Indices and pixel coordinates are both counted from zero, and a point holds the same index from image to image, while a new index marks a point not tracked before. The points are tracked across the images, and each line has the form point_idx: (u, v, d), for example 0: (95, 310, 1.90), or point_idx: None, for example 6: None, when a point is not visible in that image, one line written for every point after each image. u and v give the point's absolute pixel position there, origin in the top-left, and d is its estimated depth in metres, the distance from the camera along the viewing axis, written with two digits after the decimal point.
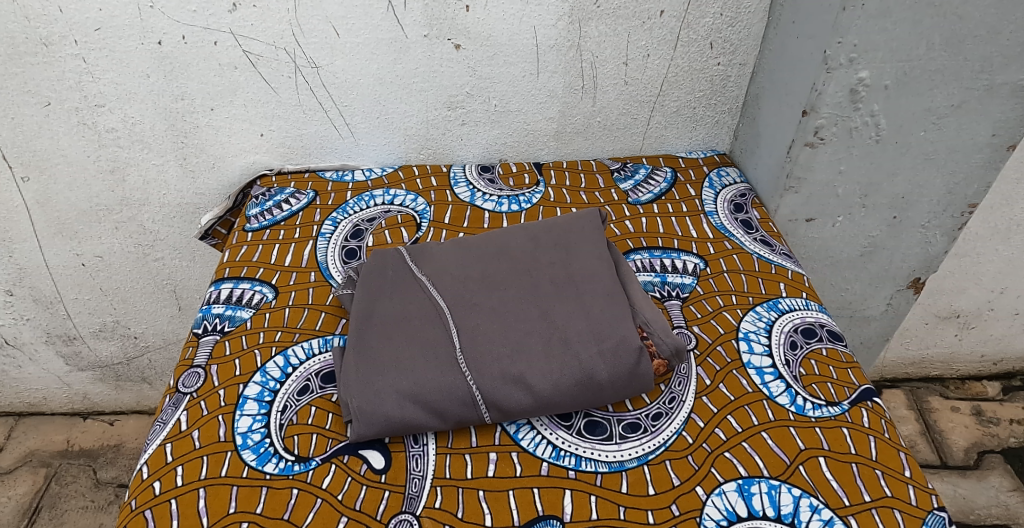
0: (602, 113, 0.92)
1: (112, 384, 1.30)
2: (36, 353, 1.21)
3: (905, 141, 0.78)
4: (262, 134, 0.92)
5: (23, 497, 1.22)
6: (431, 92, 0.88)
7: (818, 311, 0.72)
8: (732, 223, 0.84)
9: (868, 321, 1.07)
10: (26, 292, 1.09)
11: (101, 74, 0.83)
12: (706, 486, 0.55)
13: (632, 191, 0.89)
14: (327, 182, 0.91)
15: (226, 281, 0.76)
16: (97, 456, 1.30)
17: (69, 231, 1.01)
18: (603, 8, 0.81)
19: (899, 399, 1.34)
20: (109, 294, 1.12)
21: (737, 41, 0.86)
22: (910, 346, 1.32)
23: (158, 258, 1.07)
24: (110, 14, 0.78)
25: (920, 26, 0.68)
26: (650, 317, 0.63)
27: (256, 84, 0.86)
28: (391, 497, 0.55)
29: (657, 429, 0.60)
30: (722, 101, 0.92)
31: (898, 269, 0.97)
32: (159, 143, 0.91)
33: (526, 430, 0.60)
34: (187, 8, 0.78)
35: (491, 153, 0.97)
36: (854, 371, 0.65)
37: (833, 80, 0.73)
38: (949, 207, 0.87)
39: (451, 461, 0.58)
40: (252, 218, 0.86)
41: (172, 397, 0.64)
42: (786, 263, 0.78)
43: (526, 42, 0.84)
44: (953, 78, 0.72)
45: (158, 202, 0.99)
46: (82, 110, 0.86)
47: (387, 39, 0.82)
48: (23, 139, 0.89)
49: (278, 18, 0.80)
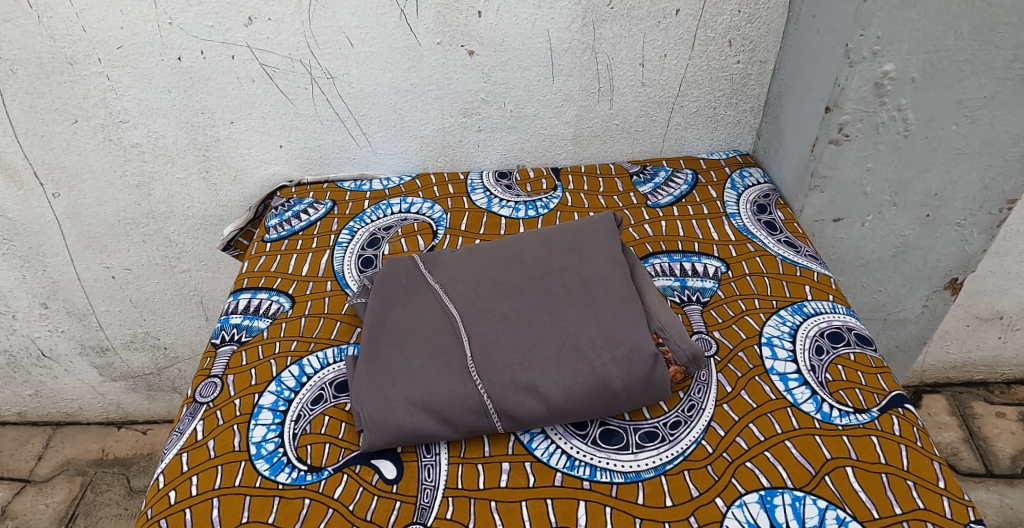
0: (620, 116, 0.91)
1: (145, 394, 1.33)
2: (71, 365, 1.25)
3: (935, 136, 0.75)
4: (281, 145, 0.93)
5: (60, 505, 1.26)
6: (446, 99, 0.88)
7: (846, 314, 0.69)
8: (755, 225, 0.82)
9: (903, 324, 1.02)
10: (60, 305, 1.12)
11: (125, 91, 0.85)
12: (726, 498, 0.53)
13: (652, 194, 0.88)
14: (345, 192, 0.92)
15: (244, 291, 0.77)
16: (131, 464, 1.33)
17: (98, 244, 1.04)
18: (618, 9, 0.80)
19: (940, 404, 1.28)
20: (139, 306, 1.14)
21: (757, 38, 0.84)
22: (951, 350, 1.26)
23: (184, 270, 1.09)
24: (131, 32, 0.80)
25: (946, 15, 0.65)
26: (667, 322, 0.61)
27: (273, 96, 0.87)
28: (403, 507, 0.54)
29: (676, 438, 0.58)
30: (744, 100, 0.90)
31: (933, 269, 0.92)
32: (182, 156, 0.93)
33: (540, 440, 0.59)
34: (204, 24, 0.79)
35: (509, 159, 0.96)
36: (883, 376, 0.62)
37: (856, 75, 0.71)
38: (985, 203, 0.83)
39: (464, 471, 0.57)
40: (271, 229, 0.87)
41: (189, 406, 0.64)
42: (812, 264, 0.75)
43: (540, 46, 0.83)
44: (984, 68, 0.69)
45: (183, 215, 1.01)
46: (108, 126, 0.89)
47: (400, 48, 0.83)
48: (52, 156, 0.91)
49: (293, 30, 0.80)
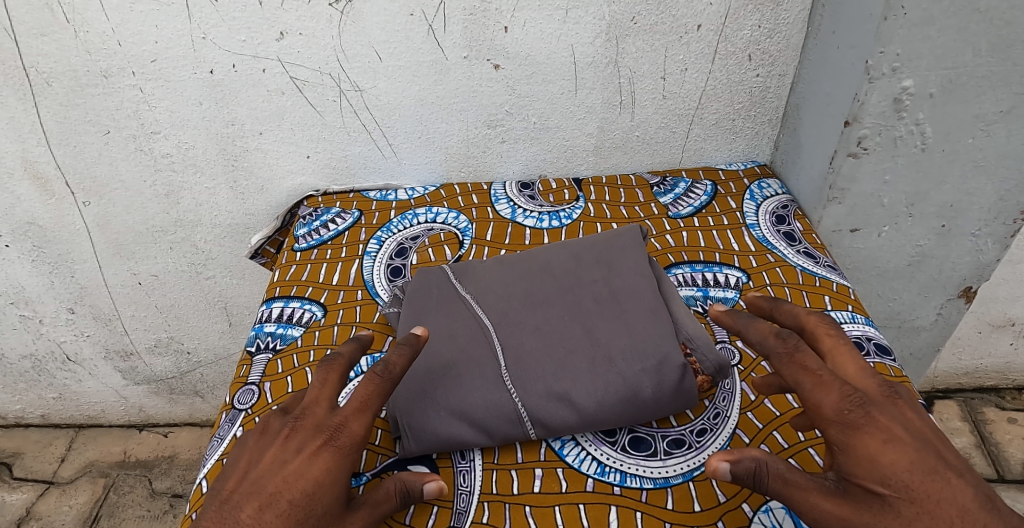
0: (641, 127, 0.93)
1: (166, 397, 1.35)
2: (95, 368, 1.27)
3: (952, 149, 0.77)
4: (308, 156, 0.95)
5: (83, 507, 1.29)
6: (471, 111, 0.90)
7: (865, 324, 0.71)
8: (774, 236, 0.83)
9: (917, 332, 1.04)
10: (87, 310, 1.15)
11: (157, 103, 0.88)
12: (753, 503, 0.55)
13: (672, 205, 0.89)
14: (371, 201, 0.94)
15: (277, 300, 0.79)
16: (153, 466, 1.36)
17: (126, 251, 1.06)
18: (641, 24, 0.82)
19: (952, 410, 1.30)
20: (164, 312, 1.16)
21: (776, 52, 0.85)
22: (963, 357, 1.27)
23: (210, 277, 1.11)
24: (165, 46, 0.82)
25: (965, 33, 0.67)
26: (694, 333, 0.63)
27: (302, 108, 0.89)
28: (440, 512, 0.56)
29: (702, 445, 0.60)
30: (762, 112, 0.92)
31: (948, 278, 0.94)
32: (211, 166, 0.95)
33: (571, 446, 0.61)
34: (237, 38, 0.82)
35: (531, 169, 0.98)
36: (903, 385, 0.64)
37: (876, 90, 0.72)
38: (1000, 214, 0.84)
39: (498, 477, 0.59)
40: (300, 238, 0.89)
41: (228, 413, 0.67)
42: (831, 275, 0.77)
43: (564, 61, 0.85)
44: (1001, 83, 0.70)
45: (210, 223, 1.03)
46: (140, 137, 0.91)
47: (427, 62, 0.85)
48: (85, 165, 0.94)
49: (323, 44, 0.83)
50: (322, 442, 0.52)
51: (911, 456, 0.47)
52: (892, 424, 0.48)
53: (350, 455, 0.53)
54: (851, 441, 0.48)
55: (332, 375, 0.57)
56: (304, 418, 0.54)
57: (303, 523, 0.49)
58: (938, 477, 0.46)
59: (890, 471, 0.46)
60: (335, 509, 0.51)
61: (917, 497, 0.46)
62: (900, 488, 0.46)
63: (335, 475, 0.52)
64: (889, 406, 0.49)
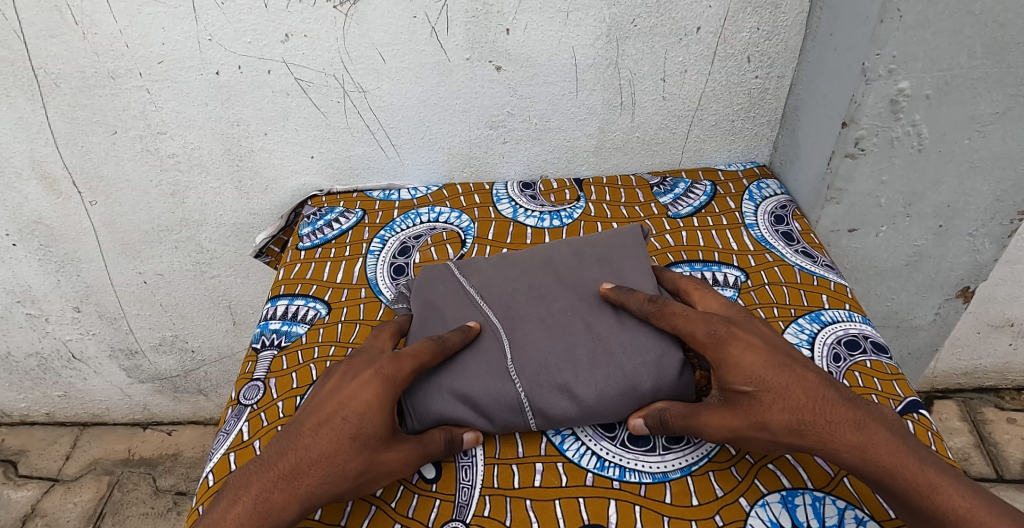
0: (641, 128, 0.94)
1: (171, 396, 1.36)
2: (100, 367, 1.28)
3: (949, 150, 0.77)
4: (312, 156, 0.96)
5: (88, 504, 1.30)
6: (473, 112, 0.91)
7: (862, 322, 0.72)
8: (772, 235, 0.84)
9: (915, 331, 1.05)
10: (92, 308, 1.16)
11: (164, 104, 0.89)
12: (749, 497, 0.56)
13: (672, 205, 0.90)
14: (374, 201, 0.95)
15: (281, 297, 0.80)
16: (157, 464, 1.37)
17: (132, 250, 1.07)
18: (641, 26, 0.83)
19: (951, 410, 1.31)
20: (169, 311, 1.18)
21: (775, 54, 0.86)
22: (962, 357, 1.28)
23: (214, 276, 1.12)
24: (172, 48, 0.83)
25: (960, 35, 0.68)
26: None
27: (307, 109, 0.90)
28: (442, 505, 0.57)
29: (700, 440, 0.61)
30: (761, 113, 0.93)
31: (945, 277, 0.95)
32: (216, 166, 0.96)
33: (571, 441, 0.62)
34: (243, 40, 0.83)
35: (533, 169, 0.99)
36: (899, 382, 0.65)
37: (873, 92, 0.73)
38: (997, 214, 0.85)
39: (499, 471, 0.60)
40: (304, 237, 0.90)
41: (234, 408, 0.68)
42: (828, 274, 0.78)
43: (565, 62, 0.86)
44: (997, 85, 0.71)
45: (215, 222, 1.04)
46: (146, 137, 0.92)
47: (431, 63, 0.86)
48: (91, 165, 0.95)
49: (328, 46, 0.84)
50: (372, 371, 0.58)
51: (764, 357, 0.56)
52: (751, 335, 0.58)
53: (397, 385, 0.58)
54: (720, 353, 0.57)
55: (384, 336, 0.65)
56: (356, 360, 0.61)
57: (355, 438, 0.55)
58: (786, 372, 0.56)
59: (752, 371, 0.56)
60: (382, 429, 0.56)
61: (771, 389, 0.55)
62: (760, 384, 0.55)
63: (383, 401, 0.57)
64: (747, 326, 0.60)
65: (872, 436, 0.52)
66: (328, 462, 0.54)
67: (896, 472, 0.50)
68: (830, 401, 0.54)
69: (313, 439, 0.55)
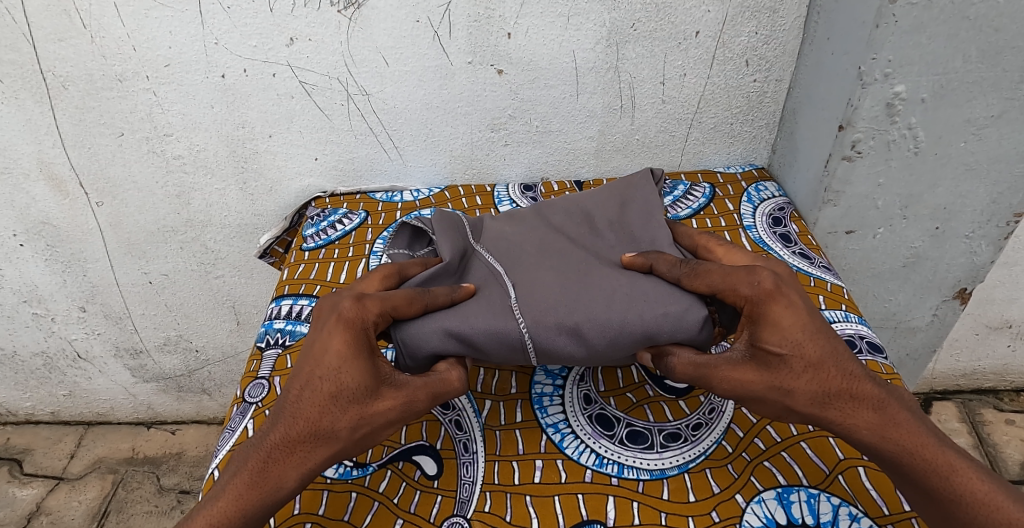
0: (641, 131, 0.95)
1: (175, 395, 1.37)
2: (105, 366, 1.29)
3: (945, 153, 0.78)
4: (316, 158, 0.97)
5: (92, 502, 1.32)
6: (475, 114, 0.92)
7: (858, 322, 0.73)
8: (770, 237, 0.85)
9: (913, 333, 1.05)
10: (98, 308, 1.17)
11: (170, 106, 0.90)
12: (745, 494, 0.57)
13: (671, 207, 0.91)
14: (377, 203, 0.97)
15: (286, 297, 0.81)
16: (160, 463, 1.39)
17: (138, 251, 1.08)
18: (640, 31, 0.84)
19: (950, 411, 1.32)
20: (174, 310, 1.19)
21: (773, 58, 0.87)
22: (961, 358, 1.29)
23: (218, 276, 1.13)
24: (178, 51, 0.85)
25: (955, 40, 0.69)
26: None
27: (311, 111, 0.91)
28: (444, 501, 0.58)
29: (697, 439, 0.62)
30: (759, 116, 0.94)
31: (943, 279, 0.96)
32: (221, 168, 0.98)
33: (570, 439, 0.62)
34: (248, 44, 0.84)
35: (534, 172, 1.00)
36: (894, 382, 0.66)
37: (869, 95, 0.75)
38: (993, 216, 0.86)
39: (499, 468, 0.61)
40: (308, 238, 0.91)
41: (239, 406, 0.69)
42: (825, 275, 0.79)
43: (565, 66, 0.87)
44: (992, 89, 0.72)
45: (220, 223, 1.05)
46: (152, 139, 0.94)
47: (433, 66, 0.87)
48: (98, 166, 0.96)
49: (332, 50, 0.85)
50: (336, 318, 0.57)
51: (804, 319, 0.55)
52: (796, 293, 0.57)
53: (366, 327, 0.57)
54: (762, 308, 0.56)
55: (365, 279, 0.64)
56: (326, 307, 0.61)
57: (338, 394, 0.55)
58: (821, 337, 0.55)
59: (790, 333, 0.55)
60: (364, 378, 0.56)
61: (806, 358, 0.54)
62: (794, 348, 0.55)
63: (355, 349, 0.56)
64: (791, 283, 0.58)
65: (892, 416, 0.53)
66: (315, 423, 0.55)
67: (916, 453, 0.52)
68: (857, 376, 0.54)
69: (297, 401, 0.55)
